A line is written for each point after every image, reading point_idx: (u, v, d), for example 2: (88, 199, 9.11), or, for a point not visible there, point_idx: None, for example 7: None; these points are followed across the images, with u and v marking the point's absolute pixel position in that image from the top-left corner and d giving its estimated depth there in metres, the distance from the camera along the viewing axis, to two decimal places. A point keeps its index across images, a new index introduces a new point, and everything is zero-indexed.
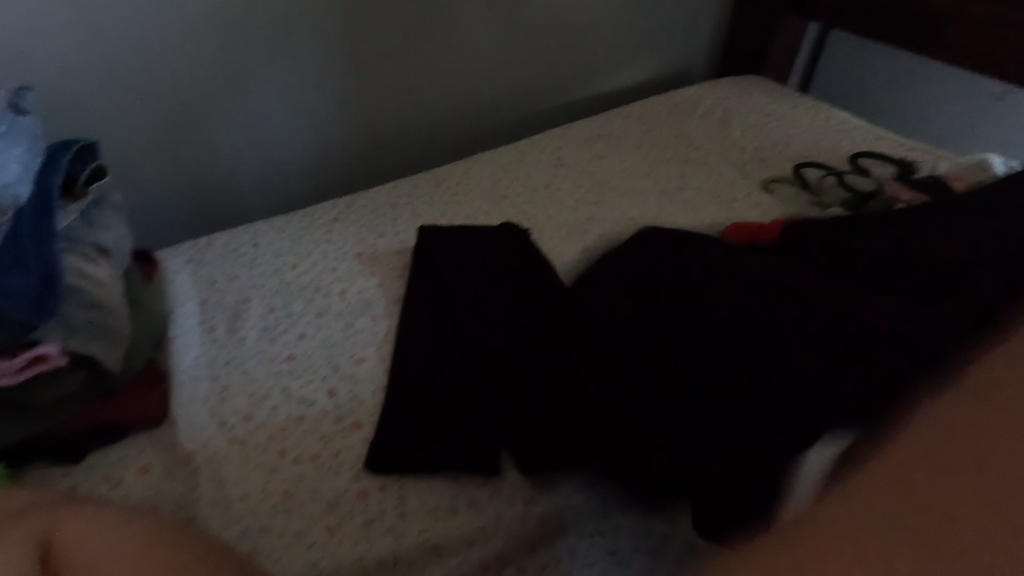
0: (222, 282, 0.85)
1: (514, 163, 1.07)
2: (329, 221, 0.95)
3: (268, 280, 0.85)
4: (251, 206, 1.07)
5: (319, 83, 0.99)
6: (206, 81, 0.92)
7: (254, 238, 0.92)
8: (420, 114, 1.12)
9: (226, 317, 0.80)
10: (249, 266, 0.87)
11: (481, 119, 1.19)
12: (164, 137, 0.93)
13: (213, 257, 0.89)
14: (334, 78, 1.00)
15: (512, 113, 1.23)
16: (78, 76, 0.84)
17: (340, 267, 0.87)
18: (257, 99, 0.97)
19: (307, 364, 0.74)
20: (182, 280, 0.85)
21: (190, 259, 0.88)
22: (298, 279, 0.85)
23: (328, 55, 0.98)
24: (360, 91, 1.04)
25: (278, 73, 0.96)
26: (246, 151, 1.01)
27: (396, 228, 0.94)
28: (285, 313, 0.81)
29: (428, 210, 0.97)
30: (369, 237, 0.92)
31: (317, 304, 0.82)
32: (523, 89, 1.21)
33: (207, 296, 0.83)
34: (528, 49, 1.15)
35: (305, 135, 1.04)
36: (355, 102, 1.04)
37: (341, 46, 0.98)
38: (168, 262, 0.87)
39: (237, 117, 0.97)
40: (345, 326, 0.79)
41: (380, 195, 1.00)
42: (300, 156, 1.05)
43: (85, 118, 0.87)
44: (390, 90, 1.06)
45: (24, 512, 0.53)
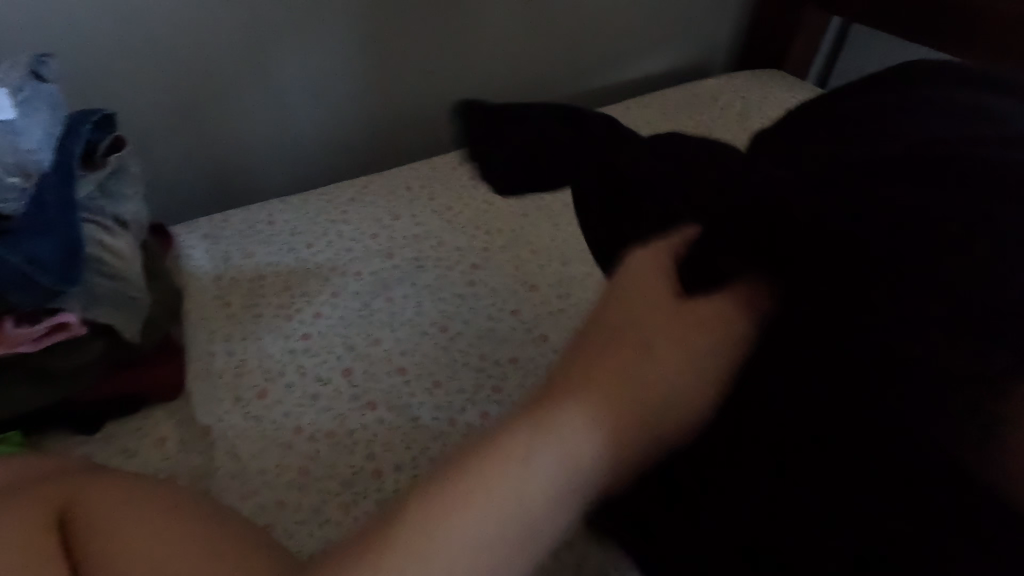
0: (237, 259, 0.85)
1: None
2: (346, 202, 0.94)
3: (284, 258, 0.85)
4: (265, 185, 1.06)
5: (340, 64, 0.99)
6: (228, 58, 0.91)
7: (270, 215, 0.92)
8: (441, 99, 1.11)
9: (243, 293, 0.80)
10: (265, 244, 0.87)
11: (496, 102, 1.18)
12: (181, 110, 0.92)
13: (229, 233, 0.89)
14: (354, 59, 0.99)
15: (528, 98, 1.21)
16: (98, 48, 0.83)
17: (356, 248, 0.87)
18: (277, 76, 0.96)
19: (324, 342, 0.74)
20: (197, 255, 0.85)
21: (207, 235, 0.88)
22: (313, 259, 0.85)
23: (349, 35, 0.97)
24: (381, 73, 1.03)
25: (298, 49, 0.95)
26: (264, 128, 1.00)
27: (413, 212, 0.94)
28: (301, 291, 0.80)
29: (444, 194, 0.97)
30: (386, 218, 0.92)
31: (334, 284, 0.82)
32: (543, 76, 1.20)
33: (223, 271, 0.83)
34: (549, 37, 1.15)
35: (323, 116, 1.03)
36: (376, 82, 1.04)
37: (362, 25, 0.97)
38: (183, 237, 0.87)
39: (256, 92, 0.96)
40: (362, 307, 0.79)
41: (397, 177, 1.00)
42: (318, 137, 1.05)
43: (103, 91, 0.86)
44: (412, 74, 1.06)
45: (48, 478, 0.54)
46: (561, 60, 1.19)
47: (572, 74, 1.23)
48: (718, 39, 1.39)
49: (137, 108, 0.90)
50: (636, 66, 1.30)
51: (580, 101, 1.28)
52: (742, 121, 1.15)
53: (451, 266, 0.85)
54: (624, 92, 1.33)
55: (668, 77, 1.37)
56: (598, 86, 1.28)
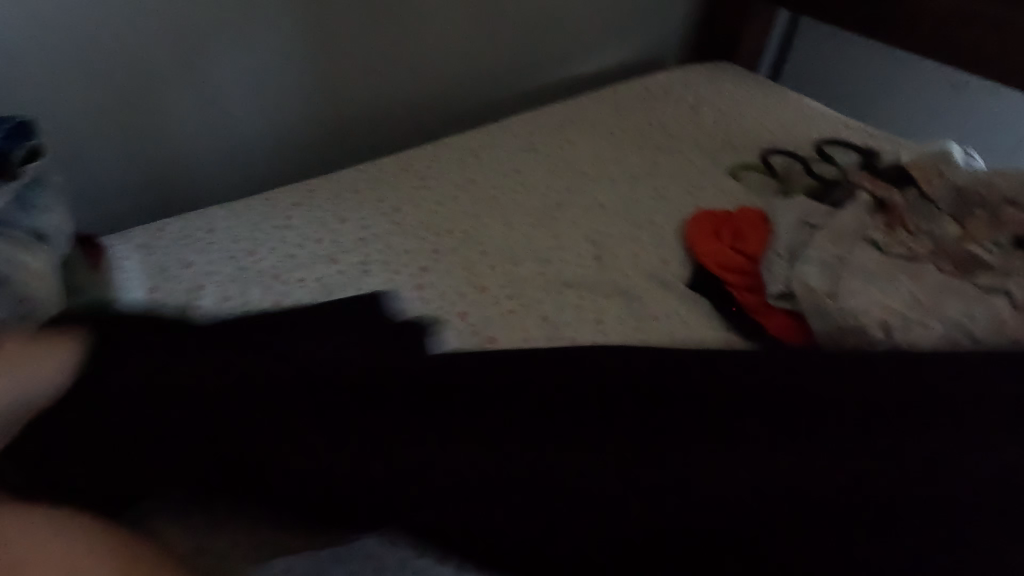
0: (174, 270, 0.81)
1: (486, 148, 1.05)
2: (290, 206, 0.92)
3: (224, 267, 0.82)
4: (206, 192, 1.02)
5: (283, 64, 0.96)
6: (159, 59, 0.88)
7: (210, 222, 0.88)
8: (389, 99, 1.09)
9: (179, 305, 0.77)
10: (204, 253, 0.84)
11: (445, 99, 1.15)
12: (111, 116, 0.88)
13: (165, 242, 0.85)
14: (295, 59, 0.97)
15: (479, 97, 1.19)
16: (14, 50, 0.78)
17: (300, 254, 0.85)
18: (214, 77, 0.93)
19: None
20: (130, 266, 0.81)
21: (142, 245, 0.84)
22: (255, 266, 0.83)
23: (290, 34, 0.94)
24: (324, 73, 1.01)
25: (234, 50, 0.92)
26: (203, 132, 0.96)
27: (360, 215, 0.91)
28: (241, 301, 0.78)
29: (394, 195, 0.95)
30: (331, 222, 0.90)
31: (275, 292, 0.79)
32: (495, 73, 1.18)
33: (157, 283, 0.79)
34: (498, 33, 1.14)
35: (265, 119, 1.00)
36: (320, 82, 1.01)
37: (302, 23, 0.94)
38: (116, 248, 0.83)
39: (192, 93, 0.92)
40: None
41: (344, 179, 0.97)
42: (261, 140, 1.02)
43: (22, 96, 0.81)
44: (356, 71, 1.03)
45: None
46: (512, 56, 1.18)
47: (525, 69, 1.21)
48: (670, 33, 1.39)
49: (62, 114, 0.85)
50: (589, 61, 1.30)
51: (534, 97, 1.27)
52: (694, 115, 1.16)
53: (398, 270, 0.83)
54: (578, 87, 1.32)
55: (622, 70, 1.37)
56: (550, 82, 1.27)
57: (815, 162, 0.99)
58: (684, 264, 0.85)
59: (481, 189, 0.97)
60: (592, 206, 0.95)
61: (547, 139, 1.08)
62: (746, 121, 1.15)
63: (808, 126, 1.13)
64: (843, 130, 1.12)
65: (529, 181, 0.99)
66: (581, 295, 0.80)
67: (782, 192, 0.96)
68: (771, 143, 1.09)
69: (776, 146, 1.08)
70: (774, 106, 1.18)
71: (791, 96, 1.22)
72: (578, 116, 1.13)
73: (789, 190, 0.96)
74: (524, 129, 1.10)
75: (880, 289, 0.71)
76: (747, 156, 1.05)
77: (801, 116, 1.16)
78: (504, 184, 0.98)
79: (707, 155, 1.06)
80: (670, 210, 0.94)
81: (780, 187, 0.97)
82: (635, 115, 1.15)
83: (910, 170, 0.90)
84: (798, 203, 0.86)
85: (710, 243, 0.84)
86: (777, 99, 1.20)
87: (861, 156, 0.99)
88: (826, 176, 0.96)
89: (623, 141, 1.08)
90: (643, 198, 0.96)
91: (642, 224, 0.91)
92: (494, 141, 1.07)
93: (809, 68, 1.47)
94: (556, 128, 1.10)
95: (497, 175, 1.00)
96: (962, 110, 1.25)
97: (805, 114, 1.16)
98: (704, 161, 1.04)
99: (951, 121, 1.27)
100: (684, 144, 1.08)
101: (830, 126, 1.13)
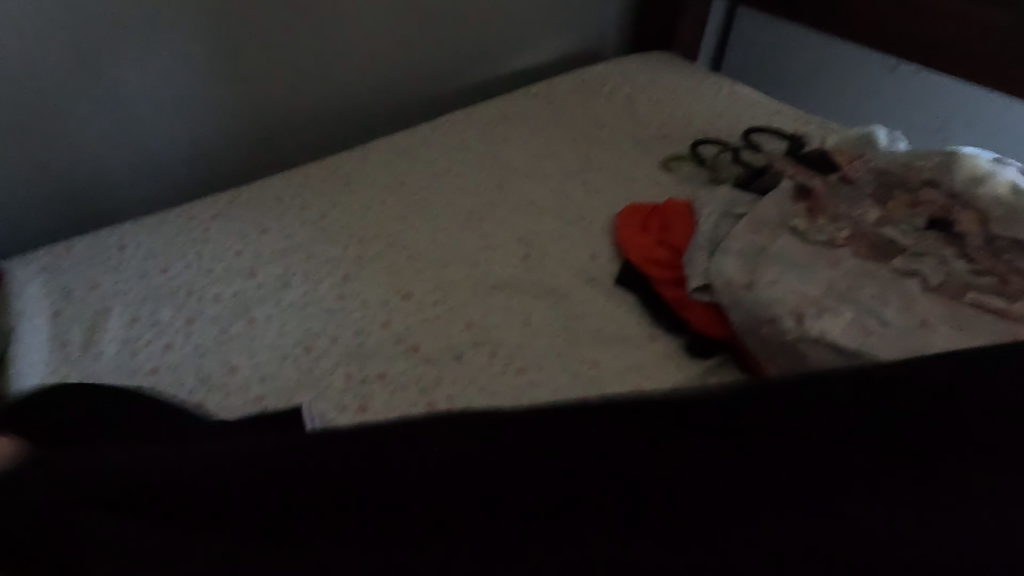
0: (80, 292, 0.77)
1: (415, 148, 1.03)
2: (208, 218, 0.88)
3: (134, 287, 0.78)
4: (122, 207, 0.98)
5: (194, 70, 0.92)
6: (55, 70, 0.83)
7: (121, 239, 0.84)
8: (314, 102, 1.06)
9: (84, 329, 0.73)
10: (113, 272, 0.80)
11: (376, 99, 1.13)
12: (6, 132, 0.83)
13: (71, 264, 0.81)
14: (207, 64, 0.93)
15: (411, 95, 1.17)
16: None
17: (217, 268, 0.82)
18: (119, 86, 0.88)
19: (173, 376, 0.69)
20: (32, 291, 0.77)
21: (45, 267, 0.80)
22: (168, 283, 0.79)
23: (199, 38, 0.91)
24: (241, 77, 0.97)
25: (138, 57, 0.87)
26: (112, 144, 0.92)
27: (282, 223, 0.88)
28: (151, 322, 0.74)
29: (318, 201, 0.92)
30: (251, 233, 0.87)
31: (189, 311, 0.76)
32: (426, 70, 1.16)
33: (61, 307, 0.75)
34: (426, 29, 1.11)
35: (180, 128, 0.96)
36: (237, 87, 0.97)
37: (211, 26, 0.91)
38: (16, 272, 0.79)
39: (96, 104, 0.88)
40: (219, 332, 0.73)
41: (266, 187, 0.94)
42: (178, 150, 0.98)
43: None
44: (275, 74, 0.99)
45: None
46: (443, 52, 1.16)
47: (457, 66, 1.19)
48: (606, 24, 1.38)
49: None
50: (524, 55, 1.28)
51: (469, 93, 1.25)
52: (628, 106, 1.15)
53: (320, 279, 0.81)
54: (515, 81, 1.31)
55: (560, 63, 1.36)
56: (485, 78, 1.25)
57: (744, 150, 1.00)
58: (612, 259, 0.85)
59: (410, 191, 0.95)
60: (522, 204, 0.93)
61: (478, 136, 1.06)
62: (679, 110, 1.14)
63: (740, 113, 1.13)
64: (774, 116, 1.12)
65: (458, 181, 0.97)
66: (508, 297, 0.79)
67: (711, 181, 0.97)
68: (703, 132, 1.09)
69: (709, 135, 1.08)
70: (707, 95, 1.19)
71: (725, 84, 1.22)
72: (511, 112, 1.12)
73: (717, 180, 0.96)
74: (455, 127, 1.08)
75: (794, 277, 0.71)
76: (679, 146, 1.05)
77: (734, 104, 1.17)
78: (433, 185, 0.96)
79: (639, 147, 1.05)
80: (600, 205, 0.93)
81: (709, 177, 0.97)
82: (568, 108, 1.14)
83: (833, 155, 0.90)
84: (723, 193, 0.86)
85: (637, 238, 0.84)
86: (710, 87, 1.20)
87: (788, 142, 1.00)
88: (753, 163, 0.96)
89: (556, 136, 1.07)
90: (574, 193, 0.95)
91: (573, 220, 0.90)
92: (426, 140, 1.05)
93: (746, 54, 1.48)
94: (487, 125, 1.08)
95: (426, 176, 0.98)
96: (890, 92, 1.28)
97: (738, 101, 1.17)
98: (636, 153, 1.04)
99: (881, 103, 1.29)
100: (617, 136, 1.07)
101: (762, 113, 1.13)
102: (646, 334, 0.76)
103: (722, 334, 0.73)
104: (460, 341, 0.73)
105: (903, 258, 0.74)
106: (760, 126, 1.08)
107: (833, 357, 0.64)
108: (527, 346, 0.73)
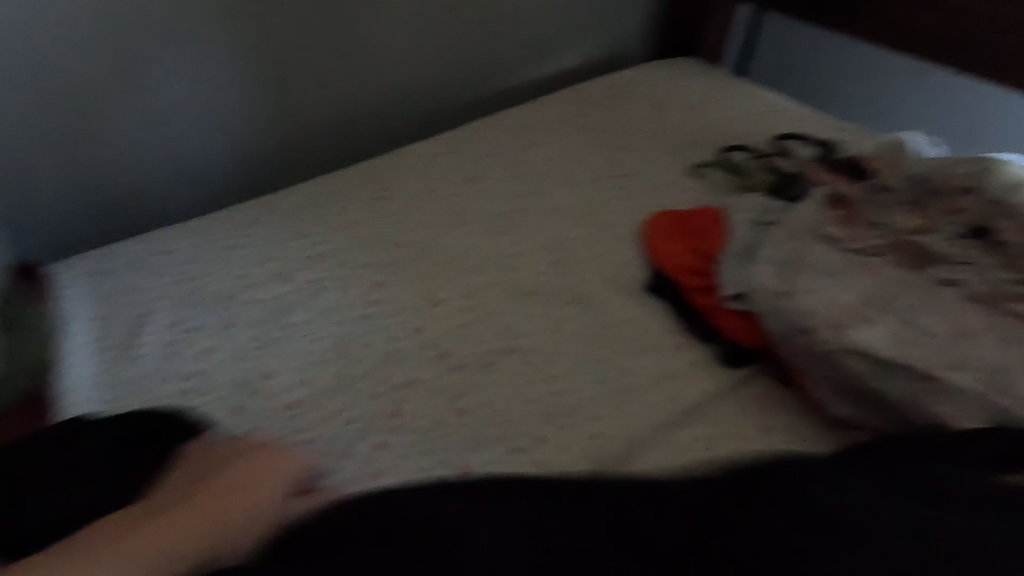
0: (122, 296, 0.79)
1: (444, 155, 1.04)
2: (244, 224, 0.90)
3: (173, 291, 0.80)
4: (159, 213, 1.00)
5: (230, 79, 0.95)
6: (99, 80, 0.86)
7: (160, 245, 0.87)
8: (344, 109, 1.07)
9: (126, 332, 0.75)
10: (153, 277, 0.82)
11: (405, 105, 1.14)
12: (52, 141, 0.86)
13: (113, 268, 0.83)
14: (243, 73, 0.95)
15: (438, 102, 1.18)
16: None
17: (253, 273, 0.83)
18: (158, 95, 0.91)
19: (212, 379, 0.70)
20: (77, 294, 0.79)
21: (89, 271, 0.82)
22: (206, 288, 0.81)
23: (235, 48, 0.93)
24: (274, 86, 0.99)
25: (177, 67, 0.90)
26: (150, 152, 0.94)
27: (315, 230, 0.90)
28: (190, 326, 0.76)
29: (349, 208, 0.93)
30: (286, 239, 0.88)
31: (226, 315, 0.77)
32: (454, 78, 1.17)
33: (105, 311, 0.77)
34: (454, 37, 1.12)
35: (215, 135, 0.98)
36: (271, 95, 0.99)
37: (247, 36, 0.93)
38: (61, 276, 0.81)
39: (135, 113, 0.90)
40: (255, 337, 0.75)
41: (299, 194, 0.96)
42: (214, 157, 1.00)
43: None
44: (307, 82, 1.01)
45: None
46: (470, 59, 1.17)
47: (484, 73, 1.20)
48: (631, 31, 1.38)
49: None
50: (551, 62, 1.28)
51: (496, 100, 1.26)
52: (655, 112, 1.15)
53: (353, 285, 0.82)
54: (541, 88, 1.31)
55: (586, 69, 1.36)
56: (512, 85, 1.26)
57: (775, 157, 0.99)
58: (643, 267, 0.84)
59: (440, 198, 0.96)
60: (552, 211, 0.94)
61: (506, 143, 1.06)
62: (707, 117, 1.14)
63: (770, 119, 1.12)
64: (804, 122, 1.11)
65: (488, 188, 0.97)
66: (539, 304, 0.79)
67: (742, 188, 0.96)
68: (732, 138, 1.08)
69: (738, 141, 1.08)
70: (735, 101, 1.18)
71: (753, 89, 1.21)
72: (538, 118, 1.12)
73: (748, 187, 0.96)
74: (483, 134, 1.08)
75: (831, 287, 0.70)
76: (708, 153, 1.05)
77: (763, 110, 1.16)
78: (462, 192, 0.97)
79: (668, 154, 1.05)
80: (630, 212, 0.93)
81: (740, 184, 0.97)
82: (596, 115, 1.14)
83: (866, 162, 0.89)
84: (755, 201, 0.86)
85: (668, 246, 0.84)
86: (738, 93, 1.19)
87: (820, 149, 0.99)
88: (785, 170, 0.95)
89: (584, 142, 1.07)
90: (603, 200, 0.95)
91: (603, 227, 0.90)
92: (454, 147, 1.05)
93: (773, 60, 1.47)
94: (515, 132, 1.08)
95: (455, 182, 0.98)
96: (923, 97, 1.25)
97: (767, 107, 1.16)
98: (665, 160, 1.03)
99: (913, 108, 1.27)
100: (645, 143, 1.07)
101: (792, 119, 1.12)
102: (679, 342, 0.75)
103: (758, 343, 0.72)
104: (493, 348, 0.73)
105: (944, 266, 0.72)
106: (790, 133, 1.06)
107: (876, 369, 0.63)
108: (559, 353, 0.73)
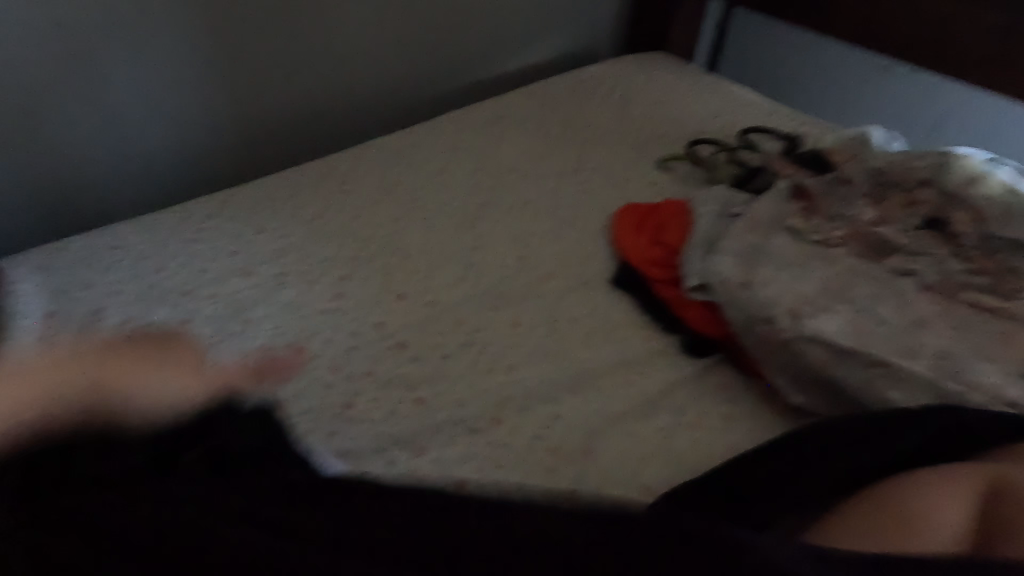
0: (73, 291, 0.77)
1: (411, 148, 1.02)
2: (202, 218, 0.88)
3: (127, 286, 0.78)
4: (114, 208, 0.97)
5: (188, 69, 0.92)
6: (48, 70, 0.82)
7: (115, 239, 0.84)
8: (309, 101, 1.05)
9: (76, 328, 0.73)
10: (106, 272, 0.80)
11: (372, 98, 1.12)
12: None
13: (64, 263, 0.80)
14: (201, 62, 0.92)
15: (407, 95, 1.16)
16: None
17: (211, 267, 0.81)
18: (112, 86, 0.88)
19: None
20: (26, 289, 0.76)
21: (39, 266, 0.80)
22: (162, 283, 0.79)
23: (192, 37, 0.90)
24: (235, 76, 0.96)
25: (131, 55, 0.87)
26: (104, 144, 0.91)
27: (277, 223, 0.88)
28: (144, 322, 0.74)
29: (313, 202, 0.92)
30: (247, 233, 0.86)
31: (182, 311, 0.75)
32: (422, 70, 1.15)
33: (55, 306, 0.75)
34: (421, 29, 1.11)
35: (173, 128, 0.95)
36: (231, 86, 0.97)
37: (205, 23, 0.90)
38: (10, 272, 0.78)
39: (88, 104, 0.87)
40: (212, 333, 0.73)
41: (262, 187, 0.94)
42: (172, 149, 0.97)
43: None
44: (269, 73, 0.99)
45: None
46: (438, 52, 1.16)
47: (453, 66, 1.19)
48: (601, 26, 1.38)
49: None
50: (520, 55, 1.28)
51: (465, 94, 1.25)
52: (624, 106, 1.15)
53: (315, 280, 0.80)
54: (512, 82, 1.31)
55: (557, 63, 1.36)
56: (481, 78, 1.25)
57: (740, 151, 1.00)
58: (609, 259, 0.84)
59: (406, 191, 0.95)
60: (518, 204, 0.93)
61: (473, 136, 1.06)
62: (675, 111, 1.14)
63: (736, 114, 1.13)
64: (770, 116, 1.12)
65: (454, 181, 0.97)
66: (503, 297, 0.79)
67: (708, 181, 0.97)
68: (699, 133, 1.09)
69: (705, 135, 1.08)
70: (703, 96, 1.19)
71: (722, 84, 1.22)
72: (507, 112, 1.12)
73: (714, 180, 0.97)
74: (451, 127, 1.07)
75: (788, 277, 0.71)
76: (675, 146, 1.05)
77: (730, 104, 1.17)
78: (428, 185, 0.96)
79: (635, 148, 1.05)
80: (596, 205, 0.93)
81: (707, 177, 0.98)
82: (564, 109, 1.14)
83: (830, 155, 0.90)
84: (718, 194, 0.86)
85: (633, 238, 0.84)
86: (706, 88, 1.20)
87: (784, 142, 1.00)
88: (749, 163, 0.97)
89: (552, 136, 1.07)
90: (569, 194, 0.95)
91: (570, 220, 0.90)
92: (422, 140, 1.04)
93: (742, 55, 1.48)
94: (483, 126, 1.08)
95: (421, 176, 0.97)
96: (887, 92, 1.28)
97: (735, 102, 1.17)
98: (632, 154, 1.03)
99: (875, 104, 1.30)
100: (613, 137, 1.07)
101: (758, 114, 1.14)
102: (643, 334, 0.75)
103: (719, 333, 0.73)
104: (455, 342, 0.73)
105: (899, 257, 0.74)
106: (756, 127, 1.08)
107: (829, 357, 0.64)
108: (522, 346, 0.73)
